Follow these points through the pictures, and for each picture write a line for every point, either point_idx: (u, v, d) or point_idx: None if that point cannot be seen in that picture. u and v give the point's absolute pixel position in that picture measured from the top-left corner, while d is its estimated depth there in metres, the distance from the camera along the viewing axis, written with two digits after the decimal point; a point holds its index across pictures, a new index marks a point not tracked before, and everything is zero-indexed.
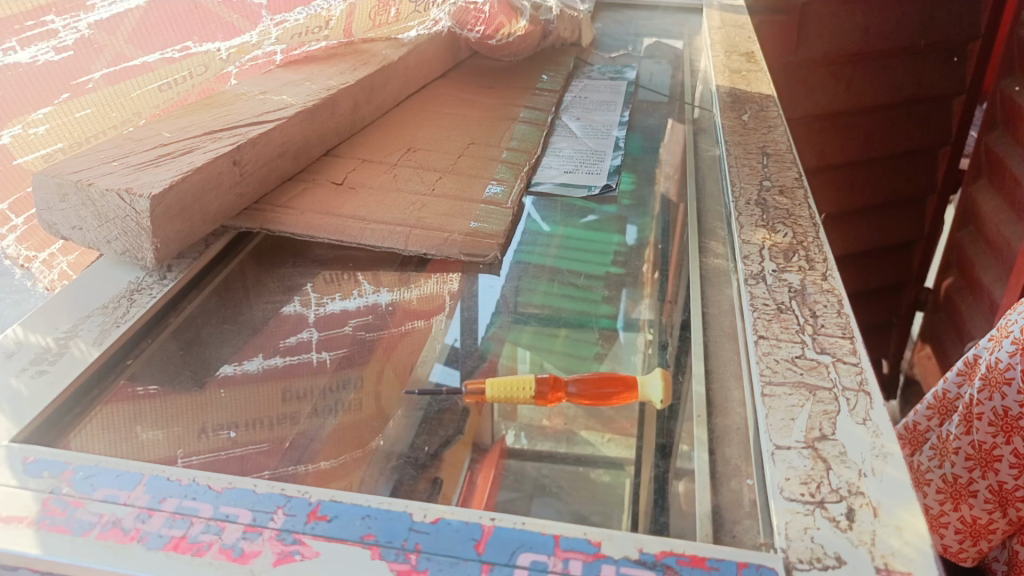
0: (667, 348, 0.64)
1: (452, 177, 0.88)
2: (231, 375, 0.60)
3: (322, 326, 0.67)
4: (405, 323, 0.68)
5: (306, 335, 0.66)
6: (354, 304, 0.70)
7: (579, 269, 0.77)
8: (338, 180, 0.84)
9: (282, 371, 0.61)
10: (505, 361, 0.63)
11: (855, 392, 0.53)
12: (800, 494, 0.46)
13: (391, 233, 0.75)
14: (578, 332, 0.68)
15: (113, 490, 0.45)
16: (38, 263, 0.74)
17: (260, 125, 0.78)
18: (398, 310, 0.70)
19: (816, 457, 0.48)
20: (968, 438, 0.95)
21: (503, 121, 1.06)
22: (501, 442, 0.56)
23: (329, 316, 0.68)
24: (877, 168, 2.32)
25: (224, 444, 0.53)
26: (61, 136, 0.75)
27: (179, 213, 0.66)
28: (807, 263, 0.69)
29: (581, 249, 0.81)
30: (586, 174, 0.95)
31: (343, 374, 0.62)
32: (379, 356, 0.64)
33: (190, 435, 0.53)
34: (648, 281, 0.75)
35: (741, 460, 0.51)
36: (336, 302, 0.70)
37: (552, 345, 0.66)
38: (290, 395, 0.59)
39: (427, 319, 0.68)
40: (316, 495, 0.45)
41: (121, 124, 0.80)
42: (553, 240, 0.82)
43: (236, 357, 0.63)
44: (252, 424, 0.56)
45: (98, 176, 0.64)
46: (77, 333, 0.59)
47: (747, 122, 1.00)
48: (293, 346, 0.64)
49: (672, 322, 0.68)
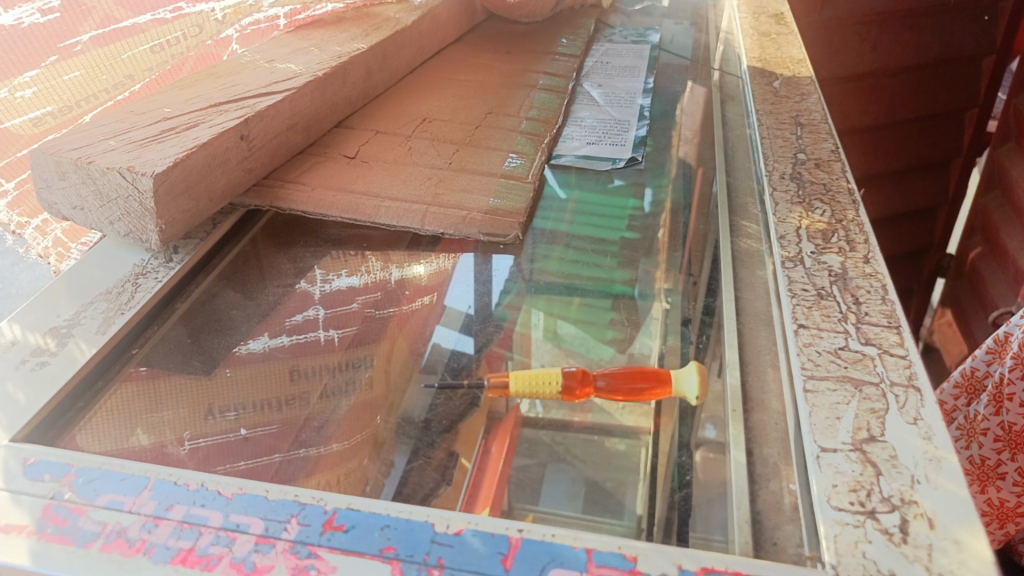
0: (689, 324, 0.64)
1: (468, 150, 0.83)
2: (241, 356, 0.59)
3: (329, 303, 0.66)
4: (413, 300, 0.67)
5: (313, 313, 0.64)
6: (362, 280, 0.69)
7: (593, 236, 0.77)
8: (350, 154, 0.80)
9: (292, 350, 0.60)
10: (520, 329, 0.64)
11: (904, 388, 0.50)
12: (849, 503, 0.43)
13: (407, 211, 0.72)
14: (591, 301, 0.69)
15: (117, 496, 0.42)
16: (30, 229, 0.73)
17: (268, 96, 0.74)
18: (409, 283, 0.69)
19: (864, 461, 0.45)
20: (997, 419, 0.92)
21: (520, 88, 1.01)
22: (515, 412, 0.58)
23: (337, 293, 0.67)
24: (902, 133, 2.26)
25: (229, 426, 0.52)
26: (50, 99, 0.71)
27: (184, 192, 0.62)
28: (847, 244, 0.64)
29: (594, 215, 0.81)
30: (609, 145, 0.91)
31: (354, 354, 0.62)
32: (390, 337, 0.64)
33: (196, 416, 0.53)
34: (660, 252, 0.75)
35: (781, 460, 0.49)
36: (342, 279, 0.68)
37: (568, 312, 0.67)
38: (298, 375, 0.58)
39: (434, 295, 0.68)
40: (332, 503, 0.42)
41: (112, 89, 0.76)
42: (567, 206, 0.81)
43: (245, 335, 0.61)
44: (260, 406, 0.55)
45: (97, 153, 0.60)
46: (80, 321, 0.56)
47: (777, 89, 0.93)
48: (300, 324, 0.63)
49: (695, 308, 0.65)
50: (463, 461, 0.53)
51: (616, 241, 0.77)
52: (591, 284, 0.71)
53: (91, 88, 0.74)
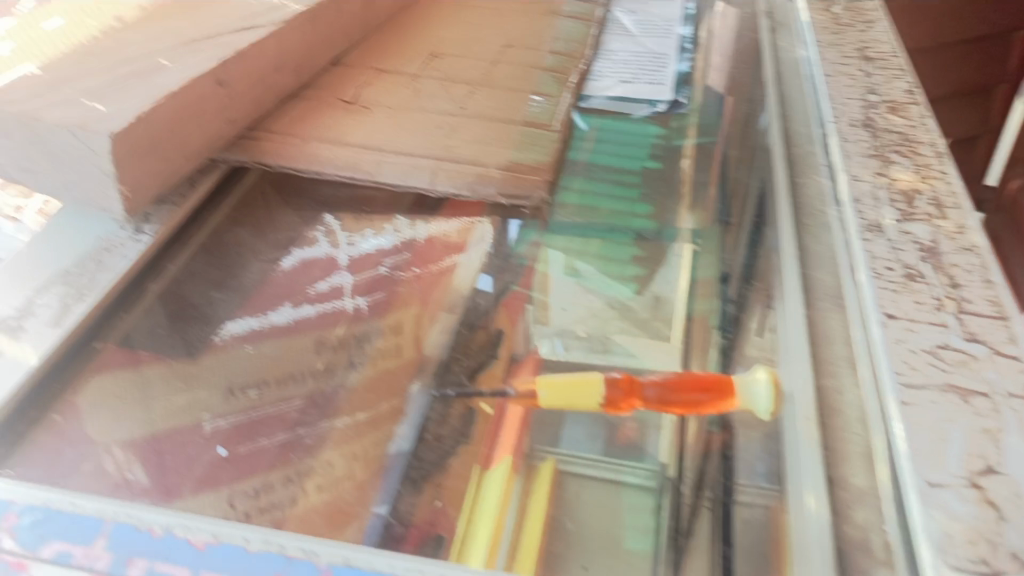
0: (728, 282, 0.64)
1: (485, 92, 0.73)
2: (258, 329, 0.57)
3: (356, 269, 0.64)
4: (443, 257, 0.66)
5: (338, 280, 0.63)
6: (387, 241, 0.67)
7: (613, 164, 0.74)
8: (349, 97, 0.70)
9: (312, 323, 0.59)
10: (541, 268, 0.67)
11: (1022, 401, 0.41)
12: (969, 561, 0.34)
13: (415, 167, 0.62)
14: (612, 242, 0.69)
15: (66, 546, 0.35)
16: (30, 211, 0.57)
17: (251, 30, 0.63)
18: (437, 242, 0.67)
19: (982, 500, 0.36)
20: None
21: (543, 16, 0.89)
22: (536, 352, 0.64)
23: (363, 257, 0.65)
24: (942, 56, 1.67)
25: (253, 404, 0.53)
26: (25, 48, 0.59)
27: (150, 151, 0.53)
28: (936, 209, 0.54)
29: (618, 145, 0.77)
30: (648, 84, 0.83)
31: (371, 323, 0.61)
32: (413, 304, 0.63)
33: (215, 399, 0.52)
34: (685, 190, 0.73)
35: (866, 482, 0.41)
36: (367, 239, 0.66)
37: (586, 249, 0.68)
38: (322, 347, 0.58)
39: (464, 252, 0.67)
40: (326, 557, 0.34)
41: (98, 29, 0.62)
42: (589, 136, 0.76)
43: (247, 307, 0.58)
44: (283, 381, 0.55)
45: (45, 106, 0.50)
46: (31, 311, 0.47)
47: (838, 16, 0.79)
48: (324, 293, 0.62)
49: (733, 264, 0.64)
50: (484, 408, 0.59)
51: (637, 170, 0.75)
52: (614, 218, 0.70)
53: (77, 34, 0.62)
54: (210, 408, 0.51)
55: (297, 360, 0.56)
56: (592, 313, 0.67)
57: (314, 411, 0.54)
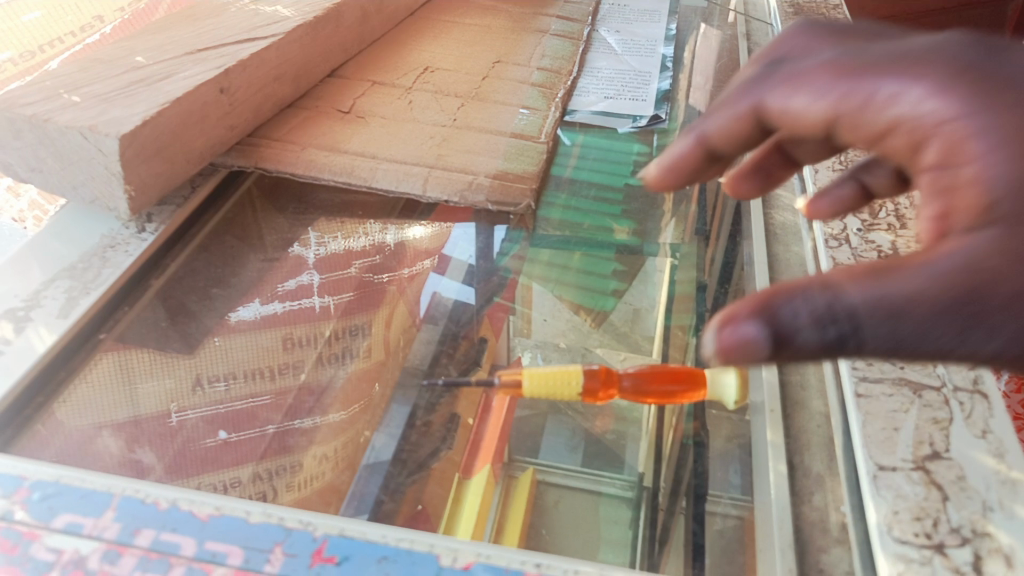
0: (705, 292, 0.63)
1: (474, 105, 0.76)
2: (235, 324, 0.59)
3: (326, 268, 0.66)
4: (417, 263, 0.69)
5: (307, 279, 0.65)
6: (359, 244, 0.69)
7: (596, 180, 0.75)
8: (345, 108, 0.73)
9: (288, 319, 0.61)
10: (523, 281, 0.67)
11: (969, 394, 0.44)
12: (914, 535, 0.38)
13: (407, 174, 0.65)
14: (593, 253, 0.69)
15: (76, 517, 0.37)
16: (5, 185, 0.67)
17: (252, 42, 0.66)
18: (408, 250, 0.69)
19: (928, 483, 0.40)
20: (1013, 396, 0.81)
21: (530, 34, 0.93)
22: (518, 361, 0.62)
23: (334, 257, 0.67)
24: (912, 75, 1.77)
25: (220, 397, 0.54)
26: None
27: (157, 153, 0.56)
28: (898, 220, 0.57)
29: (601, 160, 0.78)
30: (630, 100, 0.86)
31: (351, 322, 0.63)
32: (390, 304, 0.66)
33: (184, 389, 0.54)
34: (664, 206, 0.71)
35: (825, 470, 0.44)
36: (338, 241, 0.68)
37: (568, 265, 0.68)
38: (292, 344, 0.60)
39: (436, 258, 0.69)
40: (322, 528, 0.37)
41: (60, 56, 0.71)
42: (574, 151, 0.78)
43: (234, 299, 0.61)
44: (252, 376, 0.56)
45: (55, 109, 0.53)
46: (40, 302, 0.50)
47: None
48: (293, 291, 0.63)
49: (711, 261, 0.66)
50: (463, 421, 0.58)
51: (620, 186, 0.75)
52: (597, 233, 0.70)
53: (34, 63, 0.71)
54: (174, 400, 0.52)
55: (278, 355, 0.59)
56: (572, 326, 0.65)
57: (310, 398, 0.57)
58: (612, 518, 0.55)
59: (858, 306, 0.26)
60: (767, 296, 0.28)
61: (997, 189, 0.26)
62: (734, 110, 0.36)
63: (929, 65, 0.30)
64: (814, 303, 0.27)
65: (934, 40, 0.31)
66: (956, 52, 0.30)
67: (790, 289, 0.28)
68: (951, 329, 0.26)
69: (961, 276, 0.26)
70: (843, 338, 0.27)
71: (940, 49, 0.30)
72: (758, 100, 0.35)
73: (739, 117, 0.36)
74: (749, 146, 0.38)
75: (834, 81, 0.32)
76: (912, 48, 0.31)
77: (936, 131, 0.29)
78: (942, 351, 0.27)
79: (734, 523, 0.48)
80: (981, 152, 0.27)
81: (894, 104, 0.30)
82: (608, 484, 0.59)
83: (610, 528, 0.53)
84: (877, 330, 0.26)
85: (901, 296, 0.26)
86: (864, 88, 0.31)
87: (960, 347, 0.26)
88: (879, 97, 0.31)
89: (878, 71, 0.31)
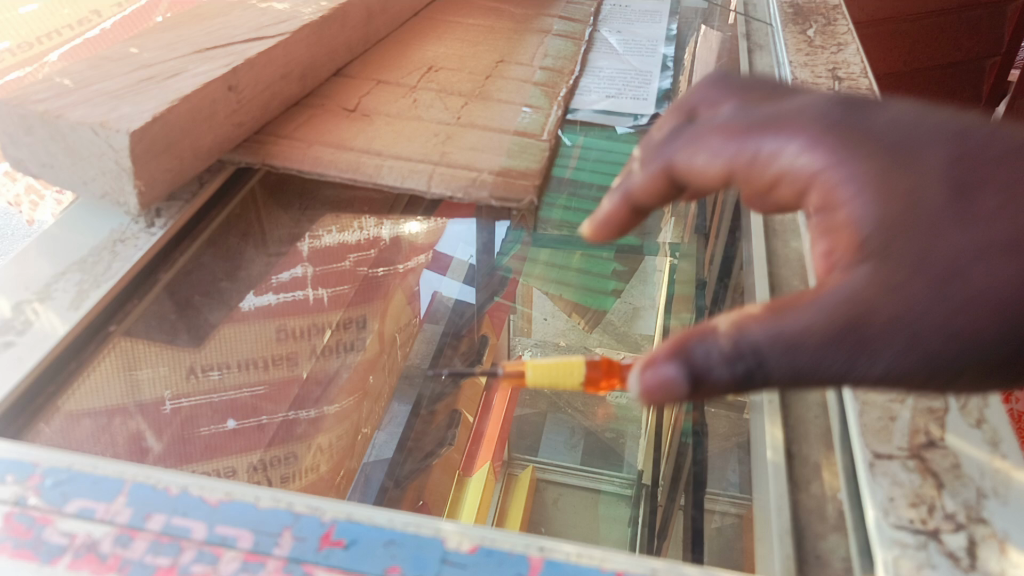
0: (706, 290, 0.65)
1: (478, 103, 0.77)
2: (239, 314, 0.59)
3: (323, 260, 0.72)
4: (409, 258, 0.77)
5: (300, 270, 0.70)
6: (354, 238, 0.74)
7: (598, 174, 0.73)
8: (350, 106, 0.74)
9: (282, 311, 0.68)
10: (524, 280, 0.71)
11: None
12: (910, 521, 0.38)
13: (412, 171, 0.65)
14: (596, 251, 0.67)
15: (88, 502, 0.38)
16: None
17: (259, 41, 0.67)
18: (404, 240, 0.75)
19: (923, 471, 0.41)
20: None
21: (532, 34, 0.94)
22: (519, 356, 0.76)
23: (330, 250, 0.73)
24: None
25: (213, 385, 0.61)
26: None
27: (166, 149, 0.56)
28: None
29: (600, 159, 0.76)
30: (632, 99, 0.86)
31: None
32: None
33: None
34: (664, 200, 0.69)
35: (823, 459, 0.45)
36: (332, 233, 0.72)
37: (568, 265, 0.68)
38: None
39: (428, 253, 0.76)
40: (330, 512, 0.38)
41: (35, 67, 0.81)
42: (574, 151, 0.76)
43: None
44: None
45: (67, 106, 0.54)
46: (52, 294, 0.50)
47: (812, 39, 0.87)
48: (288, 282, 0.69)
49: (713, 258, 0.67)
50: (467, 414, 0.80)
51: None
52: None
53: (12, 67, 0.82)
54: (168, 387, 0.58)
55: None
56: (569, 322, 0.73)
57: None
58: (608, 513, 0.68)
59: (759, 344, 0.32)
60: (681, 343, 0.34)
61: (866, 227, 0.32)
62: (650, 172, 0.42)
63: (800, 127, 0.36)
64: (718, 345, 0.33)
65: (807, 103, 0.38)
66: (822, 112, 0.37)
67: (699, 335, 0.34)
68: (843, 354, 0.31)
69: (843, 306, 0.31)
70: (749, 371, 0.32)
71: (810, 111, 0.37)
72: (667, 162, 0.41)
73: (654, 176, 0.42)
74: (668, 201, 0.43)
75: (726, 143, 0.39)
76: (788, 110, 0.38)
77: (814, 181, 0.35)
78: (836, 376, 0.31)
79: (733, 520, 0.49)
80: (850, 198, 0.33)
81: (777, 159, 0.37)
82: (608, 482, 0.76)
83: (607, 527, 0.61)
84: (780, 362, 0.31)
85: (796, 330, 0.31)
86: (750, 148, 0.38)
87: (850, 372, 0.31)
88: (763, 154, 0.37)
89: (761, 129, 0.38)
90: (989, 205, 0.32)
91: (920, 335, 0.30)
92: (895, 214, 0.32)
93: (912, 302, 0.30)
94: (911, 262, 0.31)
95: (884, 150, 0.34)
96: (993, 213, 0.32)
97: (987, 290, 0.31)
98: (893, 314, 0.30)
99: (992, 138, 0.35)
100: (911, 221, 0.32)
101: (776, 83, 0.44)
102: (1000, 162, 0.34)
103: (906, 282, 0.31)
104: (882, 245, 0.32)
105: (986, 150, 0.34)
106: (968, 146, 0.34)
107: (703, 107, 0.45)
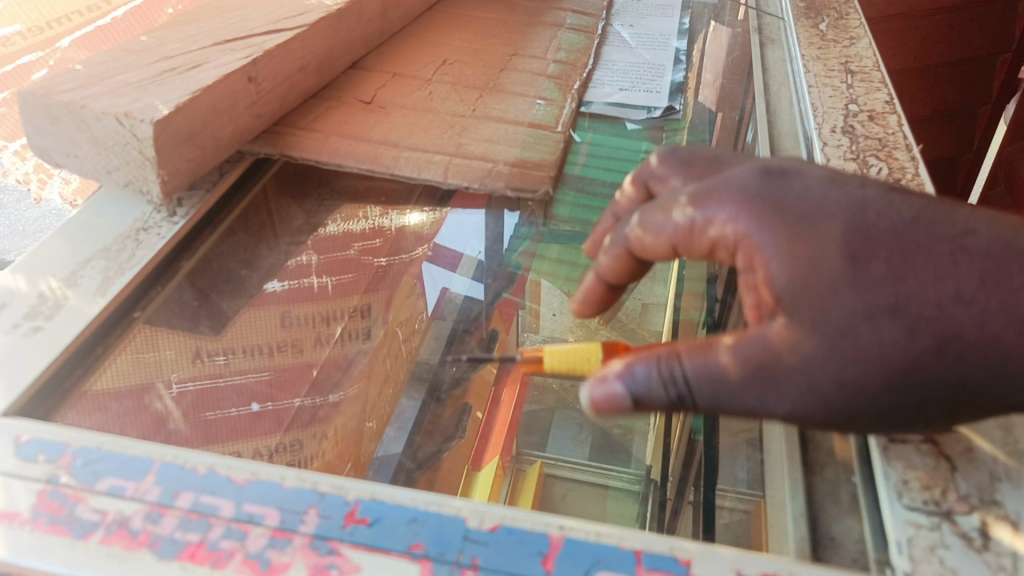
0: (716, 280, 0.66)
1: (493, 96, 0.78)
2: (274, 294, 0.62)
3: (328, 248, 0.72)
4: (415, 248, 0.75)
5: (305, 258, 0.69)
6: (360, 227, 0.74)
7: (610, 171, 0.74)
8: (366, 99, 0.75)
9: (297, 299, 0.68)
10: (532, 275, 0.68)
11: None
12: (923, 503, 0.39)
13: (429, 162, 0.66)
14: None
15: (119, 480, 0.39)
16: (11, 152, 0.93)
17: (278, 33, 0.68)
18: (408, 231, 0.75)
19: (937, 455, 0.41)
20: None
21: (545, 28, 0.95)
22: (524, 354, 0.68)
23: (336, 238, 0.73)
24: None
25: (220, 370, 0.59)
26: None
27: (188, 139, 0.57)
28: None
29: (610, 156, 0.77)
30: (644, 92, 0.87)
31: None
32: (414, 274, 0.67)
33: None
34: None
35: (837, 443, 0.45)
36: (338, 224, 0.72)
37: (576, 261, 0.66)
38: None
39: (428, 244, 0.74)
40: (354, 492, 0.39)
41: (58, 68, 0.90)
42: (583, 147, 0.77)
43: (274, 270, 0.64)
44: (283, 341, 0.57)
45: (92, 96, 0.55)
46: (78, 280, 0.51)
47: (824, 33, 0.88)
48: (294, 269, 0.68)
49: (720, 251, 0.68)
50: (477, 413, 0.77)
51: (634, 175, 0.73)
52: None
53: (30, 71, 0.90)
54: (175, 370, 0.56)
55: None
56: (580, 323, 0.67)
57: None
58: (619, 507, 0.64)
59: (689, 374, 0.40)
60: (627, 365, 0.41)
61: (778, 289, 0.40)
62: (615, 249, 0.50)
63: (726, 201, 0.44)
64: (656, 371, 0.40)
65: (736, 177, 0.45)
66: (744, 186, 0.44)
67: (642, 358, 0.41)
68: (753, 392, 0.39)
69: (753, 355, 0.39)
70: (680, 394, 0.40)
71: (737, 186, 0.44)
72: (624, 242, 0.49)
73: (618, 254, 0.50)
74: (634, 274, 0.51)
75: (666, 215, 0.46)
76: (718, 184, 0.45)
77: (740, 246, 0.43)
78: (748, 407, 0.40)
79: (741, 517, 0.48)
80: (766, 262, 0.41)
81: (709, 228, 0.44)
82: (616, 477, 0.72)
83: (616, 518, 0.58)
84: (704, 392, 0.40)
85: (716, 369, 0.40)
86: (687, 219, 0.45)
87: (760, 405, 0.40)
88: (698, 224, 0.45)
89: (698, 201, 0.45)
90: (881, 271, 0.39)
91: (815, 383, 0.38)
92: (798, 278, 0.40)
93: (810, 358, 0.38)
94: (810, 321, 0.39)
95: (795, 221, 0.42)
96: (883, 276, 0.39)
97: (875, 348, 0.38)
98: (794, 363, 0.39)
99: (886, 215, 0.42)
100: (816, 285, 0.39)
101: (711, 155, 0.55)
102: (893, 231, 0.41)
103: (805, 338, 0.38)
104: (791, 305, 0.40)
105: (881, 221, 0.41)
106: (868, 219, 0.41)
107: (653, 176, 0.56)
